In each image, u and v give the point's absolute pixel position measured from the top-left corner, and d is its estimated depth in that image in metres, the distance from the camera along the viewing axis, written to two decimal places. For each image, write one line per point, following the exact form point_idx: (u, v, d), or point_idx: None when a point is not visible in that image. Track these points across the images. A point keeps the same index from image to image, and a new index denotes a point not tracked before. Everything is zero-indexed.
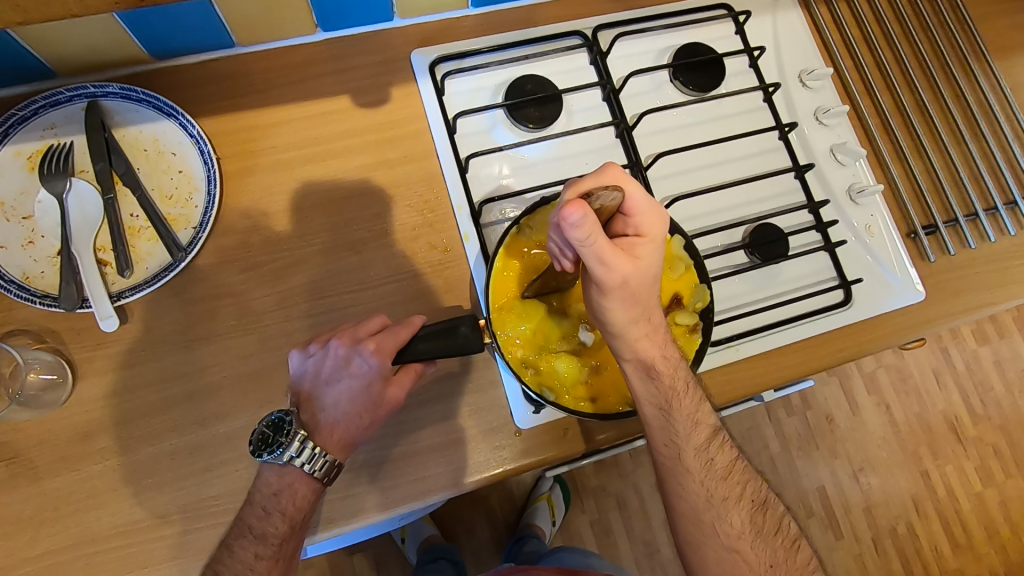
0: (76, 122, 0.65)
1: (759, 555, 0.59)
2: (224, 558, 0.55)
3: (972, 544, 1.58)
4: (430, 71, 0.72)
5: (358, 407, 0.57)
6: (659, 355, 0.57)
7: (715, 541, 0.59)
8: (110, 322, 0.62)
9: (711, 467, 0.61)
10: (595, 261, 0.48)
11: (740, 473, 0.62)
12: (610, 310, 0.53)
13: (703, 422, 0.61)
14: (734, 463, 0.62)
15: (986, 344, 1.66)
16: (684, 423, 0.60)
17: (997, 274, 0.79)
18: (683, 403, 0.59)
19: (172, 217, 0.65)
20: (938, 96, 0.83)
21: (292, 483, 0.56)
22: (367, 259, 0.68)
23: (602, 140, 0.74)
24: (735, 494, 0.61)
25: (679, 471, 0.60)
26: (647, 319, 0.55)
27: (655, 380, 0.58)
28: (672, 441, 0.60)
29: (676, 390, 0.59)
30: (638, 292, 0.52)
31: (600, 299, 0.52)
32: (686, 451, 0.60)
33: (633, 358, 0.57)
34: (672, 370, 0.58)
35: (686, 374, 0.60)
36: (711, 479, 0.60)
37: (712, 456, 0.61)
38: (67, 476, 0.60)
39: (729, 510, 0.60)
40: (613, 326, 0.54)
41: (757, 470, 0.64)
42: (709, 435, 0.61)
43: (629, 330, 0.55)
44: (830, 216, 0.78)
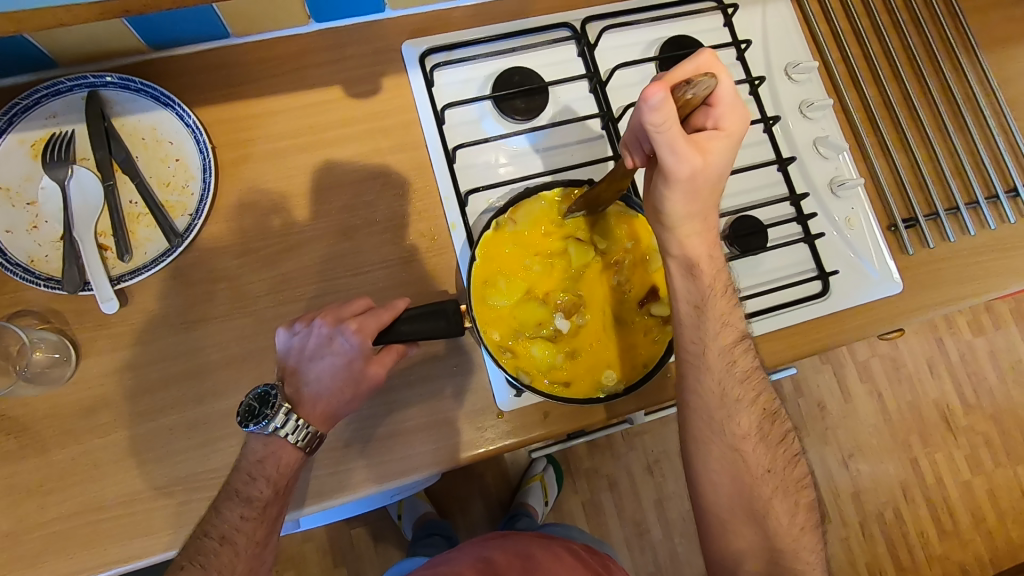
0: (77, 111, 0.67)
1: (759, 459, 0.63)
2: (212, 518, 0.59)
3: (959, 531, 1.61)
4: (420, 62, 0.73)
5: (340, 382, 0.60)
6: (704, 255, 0.60)
7: (721, 443, 0.63)
8: (111, 304, 0.65)
9: (732, 369, 0.63)
10: (665, 150, 0.50)
11: (757, 382, 0.65)
12: (671, 201, 0.55)
13: (733, 326, 0.63)
14: (754, 371, 0.64)
15: (981, 335, 1.67)
16: (715, 323, 0.62)
17: (976, 267, 0.80)
18: (719, 305, 0.61)
19: (169, 203, 0.68)
20: (925, 89, 0.83)
21: (276, 450, 0.59)
22: (357, 246, 0.71)
23: (588, 131, 0.75)
24: (749, 399, 0.64)
25: (701, 370, 0.62)
26: (702, 218, 0.58)
27: (697, 280, 0.60)
28: (700, 340, 0.62)
29: (716, 292, 0.61)
30: (702, 186, 0.54)
31: (662, 189, 0.55)
32: (713, 351, 0.62)
33: (680, 254, 0.60)
34: (715, 272, 0.61)
35: (724, 277, 0.62)
36: (730, 381, 0.63)
37: (736, 360, 0.63)
38: (72, 449, 0.63)
39: (740, 413, 0.63)
40: (668, 215, 0.57)
41: (772, 383, 0.67)
42: (736, 340, 0.63)
43: (683, 225, 0.57)
44: (811, 208, 0.79)
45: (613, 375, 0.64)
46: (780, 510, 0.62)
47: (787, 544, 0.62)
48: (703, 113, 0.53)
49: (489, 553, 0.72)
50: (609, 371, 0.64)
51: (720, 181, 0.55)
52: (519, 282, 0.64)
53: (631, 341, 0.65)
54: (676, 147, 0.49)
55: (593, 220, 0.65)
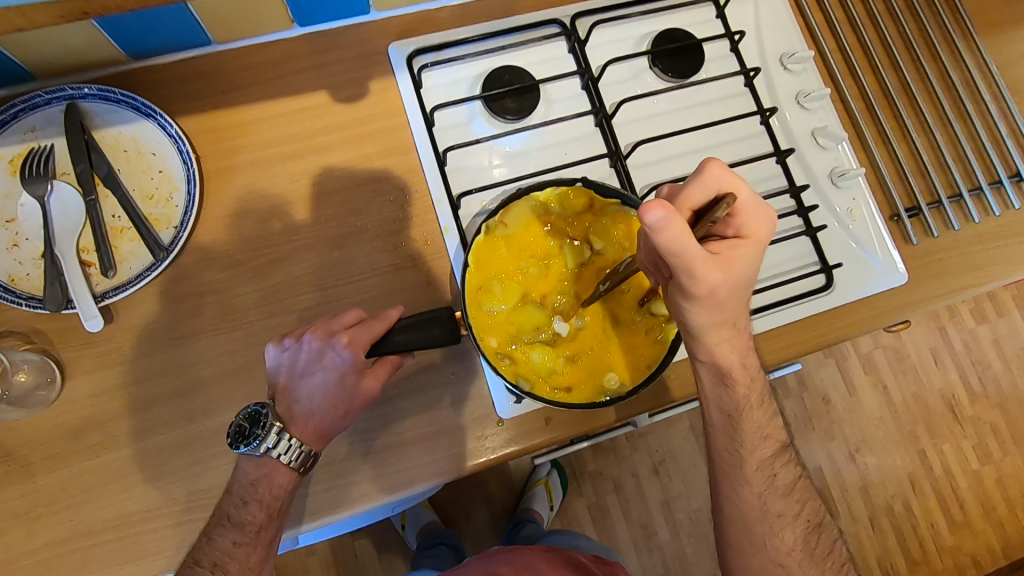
0: (56, 125, 0.65)
1: (805, 573, 0.62)
2: (204, 546, 0.57)
3: (969, 522, 1.59)
4: (407, 64, 0.71)
5: (331, 398, 0.58)
6: (737, 363, 0.59)
7: (762, 554, 0.62)
8: (96, 322, 0.63)
9: (773, 482, 0.63)
10: (686, 270, 0.49)
11: (801, 493, 0.64)
12: (692, 312, 0.54)
13: (772, 437, 0.63)
14: (796, 482, 0.64)
15: (985, 323, 1.66)
16: (752, 435, 0.62)
17: (982, 255, 0.79)
18: (754, 416, 0.62)
19: (153, 216, 0.66)
20: (923, 75, 0.82)
21: (268, 473, 0.57)
22: (349, 254, 0.69)
23: (581, 129, 0.74)
24: (792, 512, 0.63)
25: (738, 483, 0.62)
26: (731, 326, 0.56)
27: (728, 388, 0.60)
28: (735, 450, 0.62)
29: (749, 402, 0.61)
30: (726, 299, 0.52)
31: (686, 306, 0.53)
32: (749, 463, 0.62)
33: (709, 361, 0.58)
34: (749, 381, 0.60)
35: (761, 390, 0.62)
36: (772, 494, 0.62)
37: (775, 471, 0.63)
38: (59, 472, 0.61)
39: (783, 526, 0.62)
40: (693, 326, 0.55)
41: (817, 492, 0.66)
42: (776, 452, 0.63)
43: (708, 333, 0.56)
44: (811, 200, 0.77)
45: (615, 378, 0.62)
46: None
47: None
48: (723, 223, 0.52)
49: (495, 566, 0.70)
50: (611, 373, 0.62)
51: (744, 291, 0.54)
52: (515, 286, 0.62)
53: (632, 342, 0.63)
54: (698, 267, 0.48)
55: (590, 220, 0.63)
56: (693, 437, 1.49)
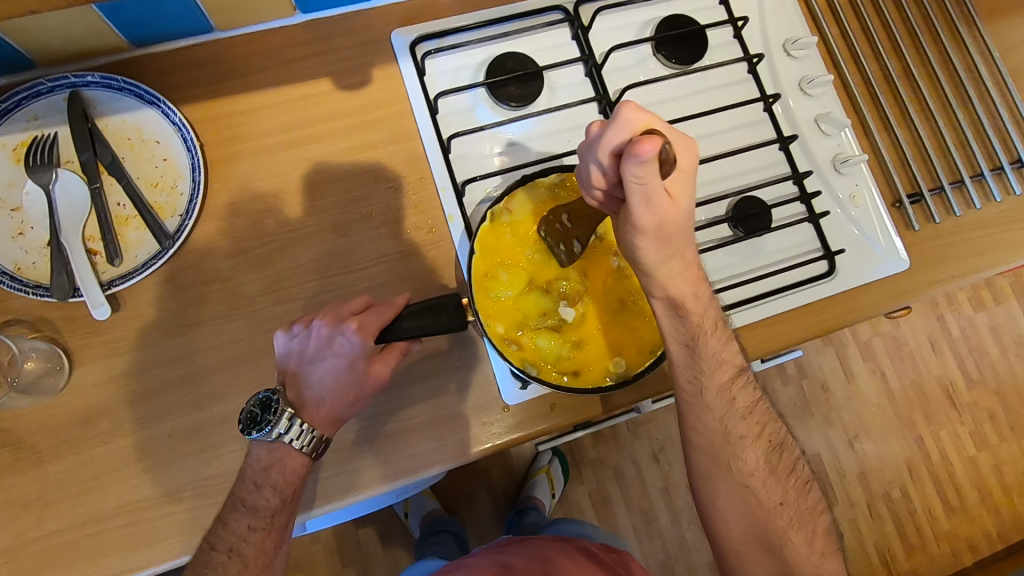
0: (58, 113, 0.65)
1: (770, 491, 0.63)
2: (218, 530, 0.58)
3: (965, 506, 1.61)
4: (410, 51, 0.71)
5: (342, 384, 0.58)
6: (689, 294, 0.59)
7: (729, 478, 0.63)
8: (102, 310, 0.63)
9: (732, 406, 0.64)
10: (640, 201, 0.50)
11: (760, 414, 0.65)
12: (642, 248, 0.55)
13: (730, 363, 0.63)
14: (756, 404, 0.65)
15: (982, 311, 1.67)
16: (710, 362, 0.62)
17: (983, 241, 0.79)
18: (710, 343, 0.61)
19: (158, 204, 0.66)
20: (926, 61, 0.82)
21: (280, 458, 0.58)
22: (354, 241, 0.69)
23: (585, 117, 0.74)
24: (752, 434, 0.64)
25: (700, 409, 0.63)
26: (681, 260, 0.57)
27: (684, 318, 0.59)
28: (696, 379, 0.62)
29: (705, 329, 0.60)
30: (673, 233, 0.54)
31: (633, 239, 0.55)
32: (709, 390, 0.62)
33: (664, 296, 0.59)
34: (701, 310, 0.60)
35: (716, 315, 0.62)
36: (732, 418, 0.63)
37: (734, 395, 0.63)
38: (69, 459, 0.62)
39: (746, 449, 0.63)
40: (644, 263, 0.57)
41: (778, 414, 0.67)
42: (734, 378, 0.63)
43: (662, 269, 0.57)
44: (814, 186, 0.78)
45: (622, 362, 0.63)
46: (797, 542, 0.62)
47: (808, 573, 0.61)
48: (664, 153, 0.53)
49: (507, 557, 0.71)
50: (617, 357, 0.63)
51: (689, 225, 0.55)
52: (522, 273, 0.63)
53: (636, 325, 0.64)
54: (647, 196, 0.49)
55: None
56: None
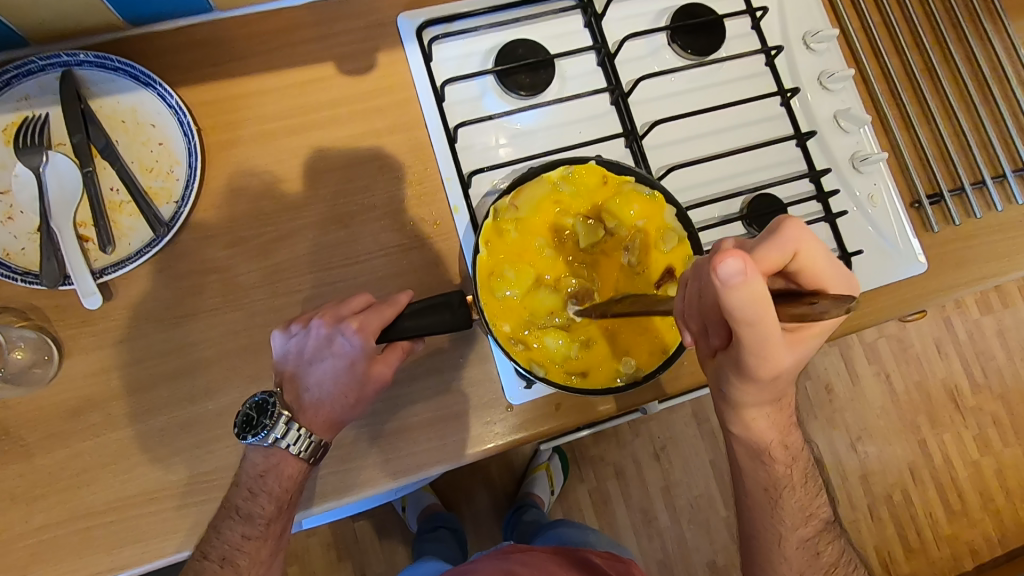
0: (51, 94, 0.63)
1: None
2: (211, 539, 0.57)
3: (967, 511, 1.60)
4: (416, 35, 0.69)
5: (341, 386, 0.56)
6: (776, 440, 0.58)
7: None
8: (93, 299, 0.61)
9: (815, 560, 0.65)
10: (751, 352, 0.43)
11: (843, 566, 0.66)
12: (742, 391, 0.51)
13: (814, 518, 0.65)
14: (838, 557, 0.66)
15: (990, 314, 1.65)
16: (793, 516, 0.63)
17: (1002, 245, 0.77)
18: (796, 496, 0.63)
19: (152, 190, 0.64)
20: (948, 57, 0.79)
21: (277, 463, 0.56)
22: (355, 232, 0.67)
23: (596, 108, 0.71)
24: None
25: (779, 562, 0.64)
26: (772, 404, 0.55)
27: (769, 468, 0.60)
28: (779, 531, 0.63)
29: (792, 483, 0.62)
30: (780, 379, 0.49)
31: (736, 383, 0.51)
32: (790, 545, 0.64)
33: (748, 441, 0.58)
34: (788, 461, 0.61)
35: (801, 466, 0.62)
36: (813, 569, 0.64)
37: (817, 550, 0.65)
38: (57, 452, 0.60)
39: None
40: (736, 399, 0.53)
41: (857, 559, 0.69)
42: (817, 532, 0.65)
43: (751, 420, 0.55)
44: (832, 184, 0.75)
45: (631, 363, 0.60)
46: None
47: None
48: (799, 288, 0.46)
49: (510, 566, 0.70)
50: (627, 357, 0.60)
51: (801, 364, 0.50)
52: (529, 270, 0.60)
53: (648, 324, 0.60)
54: (766, 349, 0.43)
55: (604, 198, 0.61)
56: (695, 424, 1.49)
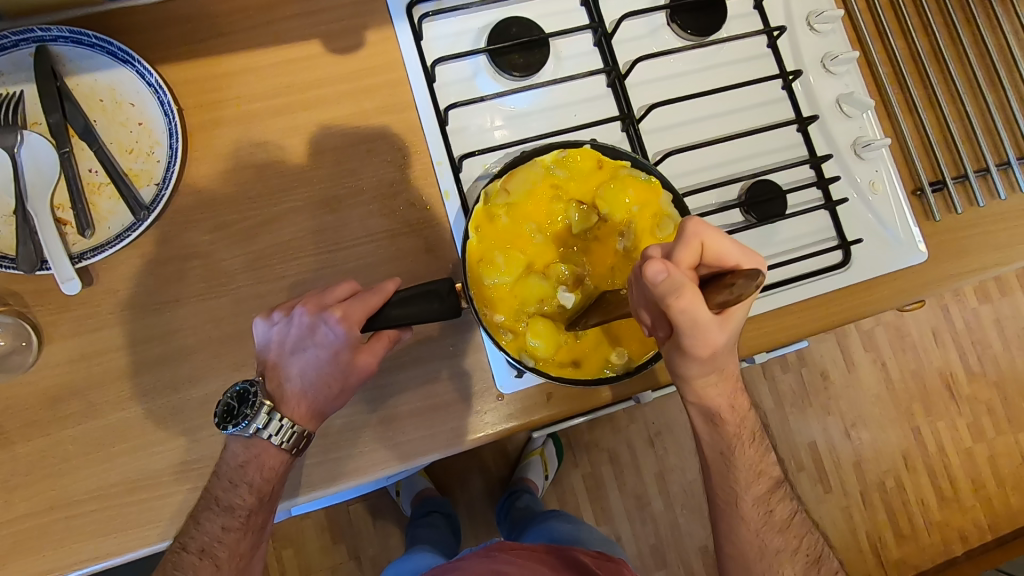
0: (25, 70, 0.60)
1: None
2: (190, 531, 0.56)
3: (958, 498, 1.61)
4: (407, 12, 0.66)
5: (325, 376, 0.55)
6: (726, 405, 0.59)
7: None
8: (72, 285, 0.59)
9: (770, 518, 0.65)
10: (689, 333, 0.47)
11: (798, 527, 0.66)
12: (687, 367, 0.53)
13: (766, 473, 0.64)
14: (792, 517, 0.66)
15: (988, 303, 1.64)
16: (745, 472, 0.63)
17: (1004, 235, 0.75)
18: (746, 452, 0.63)
19: (132, 172, 0.62)
20: (956, 40, 0.77)
21: (258, 454, 0.56)
22: (343, 217, 0.65)
23: (592, 90, 0.69)
24: (791, 548, 0.65)
25: (736, 518, 0.64)
26: (720, 375, 0.56)
27: (719, 426, 0.60)
28: (732, 488, 0.64)
29: (741, 439, 0.62)
30: (720, 354, 0.52)
31: (680, 360, 0.53)
32: (745, 500, 0.64)
33: (699, 404, 0.58)
34: (738, 420, 0.61)
35: (751, 425, 0.63)
36: (769, 530, 0.64)
37: (772, 507, 0.65)
38: (38, 440, 0.59)
39: (783, 564, 0.64)
40: (684, 376, 0.55)
41: (814, 524, 0.68)
42: (770, 488, 0.65)
43: (699, 386, 0.56)
44: (832, 171, 0.73)
45: (624, 353, 0.59)
46: None
47: None
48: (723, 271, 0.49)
49: (501, 566, 0.69)
50: (619, 348, 0.59)
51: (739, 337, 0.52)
52: (520, 257, 0.58)
53: None
54: (699, 327, 0.46)
55: (598, 183, 0.59)
56: None
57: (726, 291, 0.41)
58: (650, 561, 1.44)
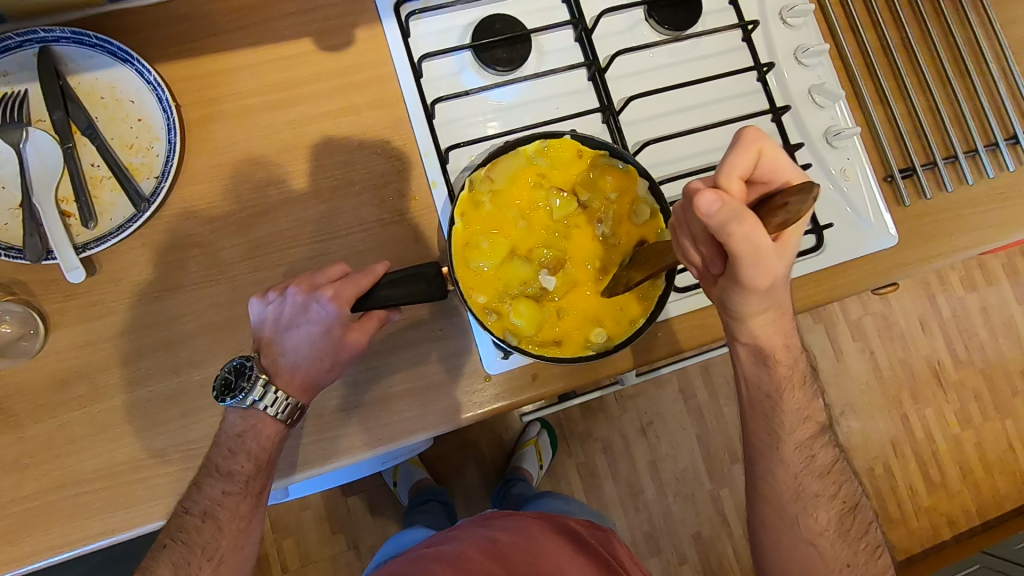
0: (29, 70, 0.63)
1: (837, 552, 0.66)
2: (193, 495, 0.59)
3: (947, 483, 1.64)
4: (394, 11, 0.69)
5: (318, 351, 0.58)
6: (778, 344, 0.61)
7: (796, 533, 0.66)
8: (77, 274, 0.62)
9: (811, 463, 0.67)
10: (753, 266, 0.46)
11: (837, 474, 0.68)
12: (747, 301, 0.53)
13: (811, 420, 0.67)
14: (833, 464, 0.68)
15: (973, 292, 1.67)
16: (793, 416, 0.66)
17: (973, 219, 0.78)
18: (795, 396, 0.65)
19: (133, 166, 0.65)
20: (925, 32, 0.80)
21: (255, 425, 0.59)
22: (336, 208, 0.68)
23: (574, 83, 0.72)
24: (828, 493, 0.67)
25: (777, 461, 0.66)
26: (774, 311, 0.57)
27: (770, 368, 0.63)
28: (775, 431, 0.66)
29: (791, 383, 0.64)
30: (776, 284, 0.52)
31: (739, 295, 0.53)
32: (789, 443, 0.66)
33: (750, 343, 0.61)
34: (790, 362, 0.63)
35: (801, 370, 0.65)
36: (808, 473, 0.67)
37: (813, 452, 0.67)
38: (45, 423, 0.62)
39: (818, 507, 0.66)
40: (741, 310, 0.56)
41: (853, 474, 0.70)
42: (814, 434, 0.67)
43: (753, 320, 0.57)
44: (805, 159, 0.77)
45: (602, 333, 0.62)
46: None
47: None
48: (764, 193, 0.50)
49: (493, 532, 0.72)
50: (598, 328, 0.62)
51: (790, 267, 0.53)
52: (503, 242, 0.61)
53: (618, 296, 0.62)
54: (763, 258, 0.46)
55: (578, 172, 0.62)
56: (682, 400, 1.51)
57: (784, 209, 0.41)
58: (644, 547, 1.47)
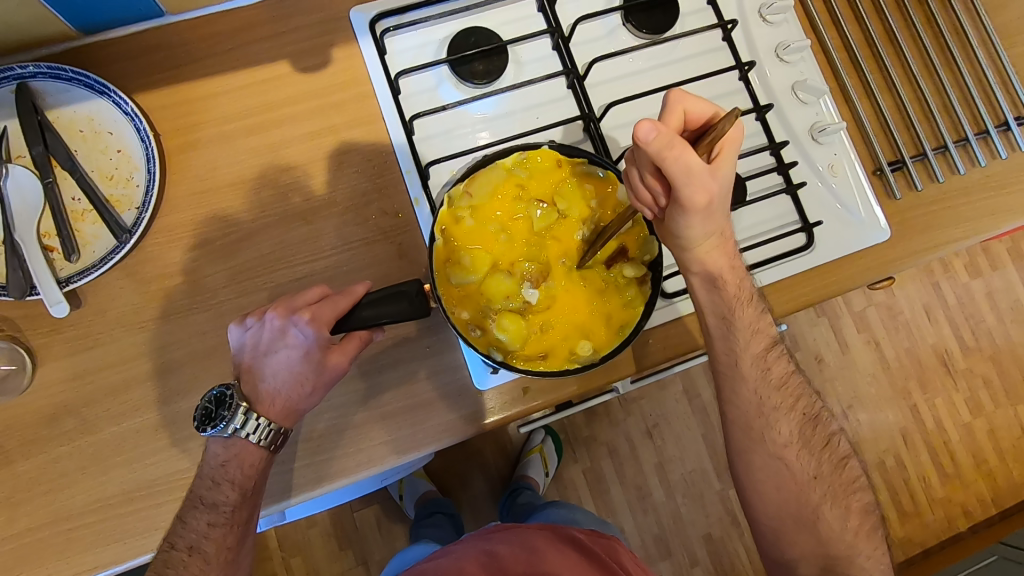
0: (8, 107, 0.63)
1: (804, 465, 0.66)
2: (178, 529, 0.59)
3: (960, 473, 1.61)
4: (369, 29, 0.69)
5: (298, 375, 0.57)
6: (727, 267, 0.61)
7: (763, 450, 0.66)
8: (60, 308, 0.62)
9: (767, 376, 0.66)
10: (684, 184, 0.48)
11: (795, 386, 0.68)
12: (689, 225, 0.54)
13: (764, 333, 0.66)
14: (790, 376, 0.68)
15: (979, 278, 1.65)
16: (744, 332, 0.64)
17: (966, 208, 0.77)
18: (745, 312, 0.64)
19: (114, 197, 0.65)
20: (909, 22, 0.79)
21: (238, 453, 0.59)
22: (318, 228, 0.68)
23: (553, 92, 0.72)
24: (787, 405, 0.67)
25: (735, 379, 0.66)
26: (719, 237, 0.58)
27: (721, 291, 0.61)
28: (730, 349, 0.65)
29: (741, 301, 0.63)
30: (718, 207, 0.53)
31: (681, 218, 0.53)
32: (745, 359, 0.65)
33: (701, 271, 0.60)
34: (737, 282, 0.62)
35: (750, 287, 0.64)
36: (766, 388, 0.66)
37: (768, 365, 0.66)
38: (36, 458, 0.62)
39: (780, 420, 0.66)
40: (686, 238, 0.56)
41: (813, 389, 0.70)
42: (768, 346, 0.66)
43: (700, 245, 0.57)
44: (792, 156, 0.76)
45: (588, 346, 0.61)
46: (831, 518, 0.65)
47: (843, 550, 0.65)
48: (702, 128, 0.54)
49: (492, 545, 0.71)
50: (584, 340, 0.61)
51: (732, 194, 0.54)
52: (485, 256, 0.61)
53: (605, 306, 0.62)
54: (694, 176, 0.48)
55: (557, 182, 0.61)
56: (686, 400, 1.50)
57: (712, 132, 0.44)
58: (654, 550, 1.46)
